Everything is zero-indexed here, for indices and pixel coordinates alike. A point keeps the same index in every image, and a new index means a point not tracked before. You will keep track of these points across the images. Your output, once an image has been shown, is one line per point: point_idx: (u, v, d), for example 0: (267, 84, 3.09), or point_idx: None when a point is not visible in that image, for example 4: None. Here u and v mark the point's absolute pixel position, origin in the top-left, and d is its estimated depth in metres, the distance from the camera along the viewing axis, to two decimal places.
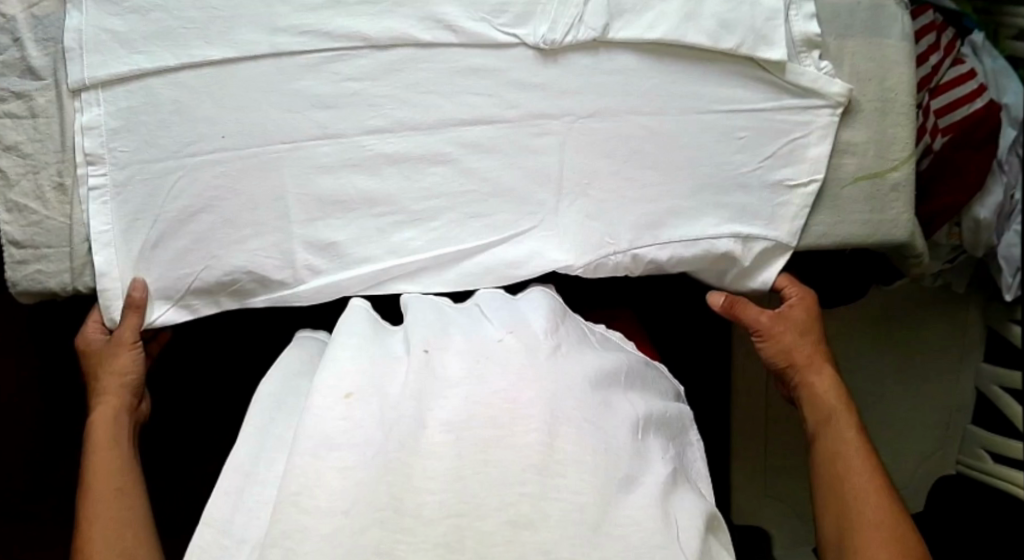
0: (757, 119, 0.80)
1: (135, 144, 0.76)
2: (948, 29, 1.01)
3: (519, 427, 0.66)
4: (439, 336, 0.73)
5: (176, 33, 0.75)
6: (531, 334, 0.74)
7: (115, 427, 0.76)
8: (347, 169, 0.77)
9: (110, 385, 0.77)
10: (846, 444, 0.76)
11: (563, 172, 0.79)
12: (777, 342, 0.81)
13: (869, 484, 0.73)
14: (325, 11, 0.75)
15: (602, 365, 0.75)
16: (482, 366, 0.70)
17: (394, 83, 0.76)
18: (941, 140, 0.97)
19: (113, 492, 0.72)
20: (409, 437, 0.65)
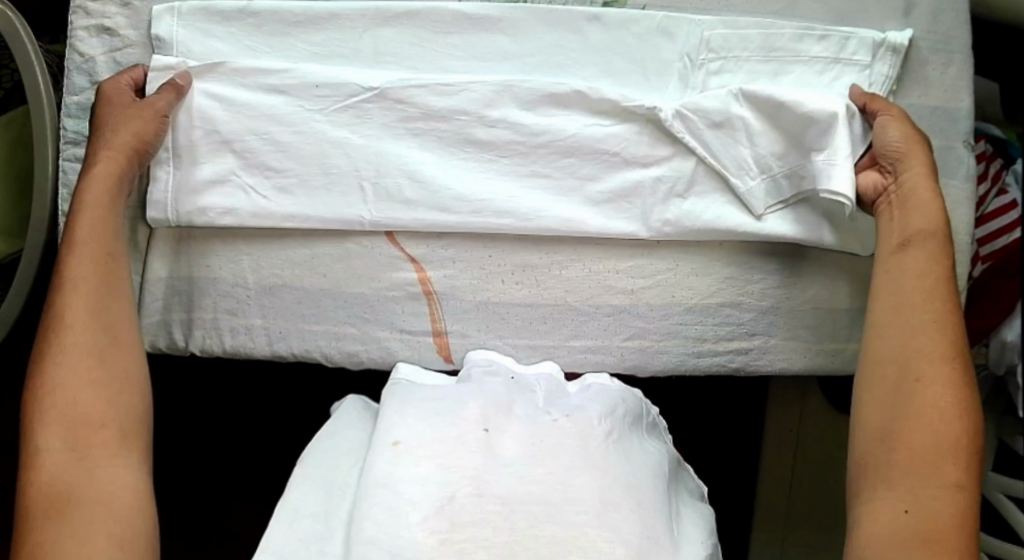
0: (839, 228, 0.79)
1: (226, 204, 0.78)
2: (996, 159, 1.05)
3: (565, 506, 0.60)
4: (500, 418, 0.66)
5: (272, 103, 0.78)
6: (587, 418, 0.67)
7: (107, 218, 0.73)
8: (434, 258, 0.78)
9: (117, 141, 0.74)
10: (935, 283, 0.71)
11: (631, 279, 0.79)
12: (898, 121, 0.76)
13: (941, 347, 0.68)
14: (426, 101, 0.77)
15: (656, 466, 0.68)
16: (539, 449, 0.63)
17: (483, 176, 0.77)
18: (981, 267, 1.03)
19: (94, 281, 0.70)
20: (459, 504, 0.60)
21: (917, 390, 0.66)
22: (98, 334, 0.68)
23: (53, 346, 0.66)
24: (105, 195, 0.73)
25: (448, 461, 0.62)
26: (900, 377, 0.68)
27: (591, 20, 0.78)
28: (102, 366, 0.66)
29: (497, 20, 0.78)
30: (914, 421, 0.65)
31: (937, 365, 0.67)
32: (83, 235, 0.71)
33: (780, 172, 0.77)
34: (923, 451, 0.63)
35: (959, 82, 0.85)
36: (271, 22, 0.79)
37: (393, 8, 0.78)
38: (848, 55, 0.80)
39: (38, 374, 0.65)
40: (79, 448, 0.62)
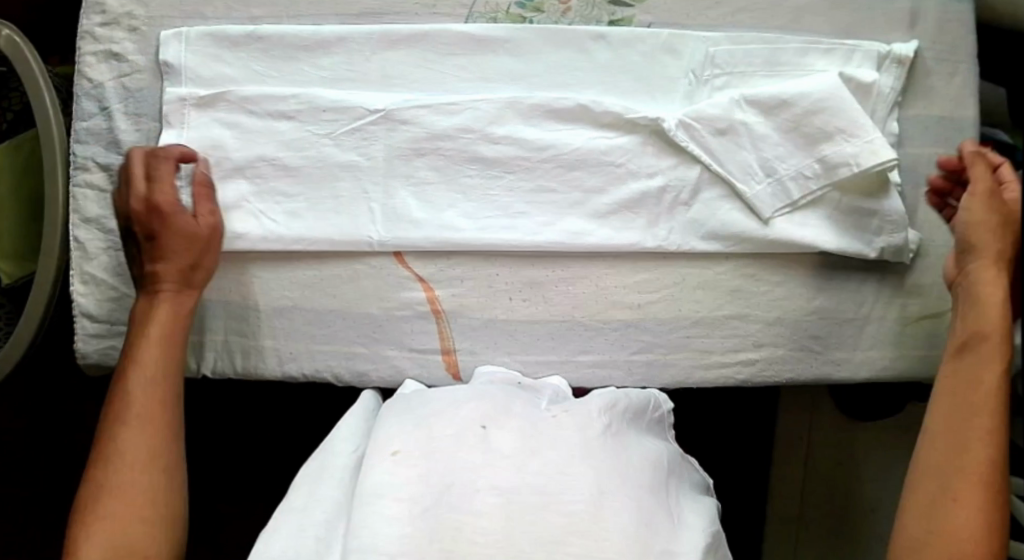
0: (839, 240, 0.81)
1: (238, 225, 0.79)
2: None
3: (564, 492, 0.61)
4: (500, 413, 0.66)
5: (281, 125, 0.79)
6: (584, 411, 0.68)
7: (167, 354, 0.73)
8: (441, 277, 0.78)
9: (179, 256, 0.74)
10: (990, 399, 0.69)
11: (639, 294, 0.79)
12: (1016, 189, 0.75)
13: (986, 470, 0.66)
14: (433, 120, 0.77)
15: (654, 456, 0.69)
16: (542, 438, 0.64)
17: (490, 194, 0.77)
18: None
19: (162, 419, 0.70)
20: (459, 498, 0.60)
21: (950, 514, 0.65)
22: (161, 471, 0.68)
23: (112, 475, 0.66)
24: (174, 333, 0.74)
25: (446, 456, 0.63)
26: (940, 493, 0.67)
27: (596, 40, 0.78)
28: (160, 508, 0.66)
29: (503, 41, 0.78)
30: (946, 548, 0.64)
31: (976, 489, 0.65)
32: (157, 370, 0.72)
33: (787, 178, 0.79)
34: None
35: (962, 91, 0.85)
36: (278, 46, 0.80)
37: (399, 30, 0.78)
38: (852, 68, 0.81)
39: (88, 506, 0.64)
40: None
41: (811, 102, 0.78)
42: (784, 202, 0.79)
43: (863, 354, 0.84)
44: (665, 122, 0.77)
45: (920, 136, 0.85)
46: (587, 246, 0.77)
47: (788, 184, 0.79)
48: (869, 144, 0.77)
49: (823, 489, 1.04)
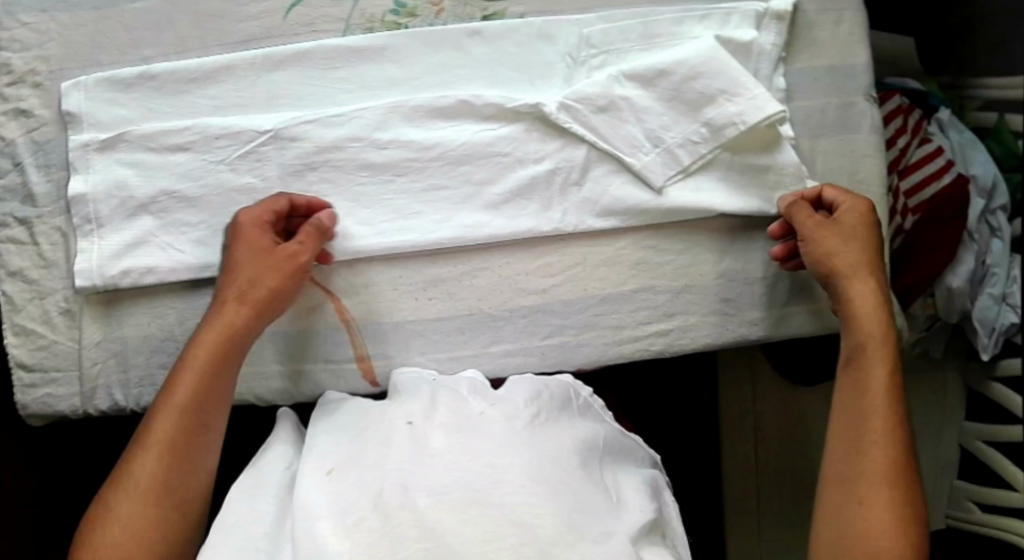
0: (738, 201, 0.82)
1: (152, 260, 0.82)
2: (915, 110, 1.06)
3: (495, 485, 0.61)
4: (425, 410, 0.69)
5: (179, 157, 0.81)
6: (510, 403, 0.71)
7: (213, 386, 0.71)
8: (348, 286, 0.80)
9: (245, 295, 0.74)
10: (880, 399, 0.71)
11: (543, 279, 0.81)
12: (863, 209, 0.78)
13: (889, 462, 0.68)
14: (320, 134, 0.78)
15: (584, 437, 0.71)
16: (469, 429, 0.66)
17: (385, 199, 0.79)
18: (911, 220, 1.04)
19: (176, 456, 0.68)
20: (392, 501, 0.60)
21: (863, 508, 0.66)
22: (163, 511, 0.66)
23: (114, 507, 0.65)
24: (219, 365, 0.71)
25: (380, 456, 0.64)
26: (848, 491, 0.68)
27: (472, 35, 0.79)
28: (155, 550, 0.65)
29: (381, 49, 0.78)
30: (858, 540, 0.65)
31: (882, 481, 0.67)
32: (183, 401, 0.69)
33: (674, 147, 0.80)
34: None
35: (851, 37, 0.86)
36: (168, 81, 0.81)
37: (282, 51, 0.79)
38: (731, 30, 0.82)
39: (87, 532, 0.64)
40: None
41: (690, 68, 0.79)
42: (671, 172, 0.80)
43: (779, 310, 0.85)
44: (547, 107, 0.78)
45: (811, 88, 0.85)
46: (486, 237, 0.79)
47: (676, 152, 0.80)
48: (753, 100, 0.78)
49: (775, 456, 1.08)
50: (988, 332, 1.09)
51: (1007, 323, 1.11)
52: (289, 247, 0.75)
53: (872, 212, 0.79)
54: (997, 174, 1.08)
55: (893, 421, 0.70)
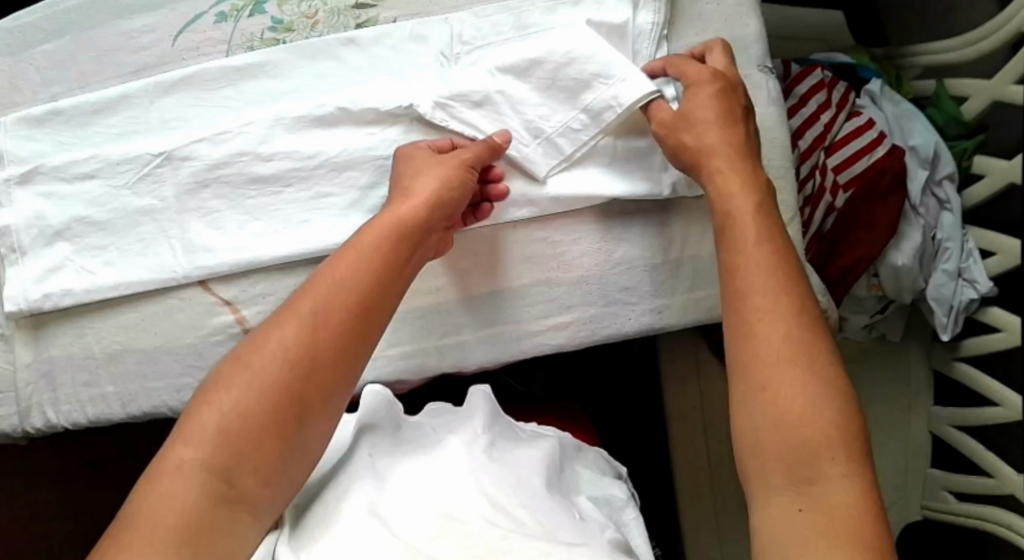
0: (627, 184, 0.81)
1: (69, 284, 0.84)
2: (841, 83, 1.04)
3: (473, 509, 0.61)
4: (387, 445, 0.70)
5: (87, 184, 0.85)
6: (469, 430, 0.72)
7: (374, 270, 0.69)
8: (248, 297, 0.82)
9: (427, 188, 0.74)
10: (763, 276, 0.66)
11: (438, 278, 0.82)
12: (704, 88, 0.77)
13: (793, 336, 0.62)
14: (211, 151, 0.82)
15: (538, 458, 0.71)
16: (421, 454, 0.68)
17: (273, 209, 0.82)
18: (843, 197, 1.00)
19: (328, 329, 0.64)
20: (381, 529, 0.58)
21: (781, 391, 0.60)
22: (302, 384, 0.61)
23: (244, 368, 0.61)
24: (382, 251, 0.70)
25: (337, 483, 0.65)
26: (759, 378, 0.61)
27: (347, 44, 0.82)
28: (280, 429, 0.60)
29: (261, 65, 0.82)
30: (785, 425, 0.59)
31: (790, 358, 0.61)
32: (344, 276, 0.67)
33: (556, 137, 0.80)
34: (799, 455, 0.57)
35: (741, 8, 0.85)
36: (74, 115, 0.85)
37: (170, 77, 0.83)
38: (605, 14, 0.82)
39: (206, 394, 0.60)
40: (230, 501, 0.57)
41: (562, 56, 0.80)
42: (553, 160, 0.81)
43: (683, 296, 0.83)
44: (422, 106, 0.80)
45: None
46: None
47: (555, 141, 0.80)
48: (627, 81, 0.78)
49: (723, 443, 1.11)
50: (944, 310, 1.05)
51: (966, 300, 1.04)
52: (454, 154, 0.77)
53: (730, 90, 0.77)
54: (939, 142, 1.03)
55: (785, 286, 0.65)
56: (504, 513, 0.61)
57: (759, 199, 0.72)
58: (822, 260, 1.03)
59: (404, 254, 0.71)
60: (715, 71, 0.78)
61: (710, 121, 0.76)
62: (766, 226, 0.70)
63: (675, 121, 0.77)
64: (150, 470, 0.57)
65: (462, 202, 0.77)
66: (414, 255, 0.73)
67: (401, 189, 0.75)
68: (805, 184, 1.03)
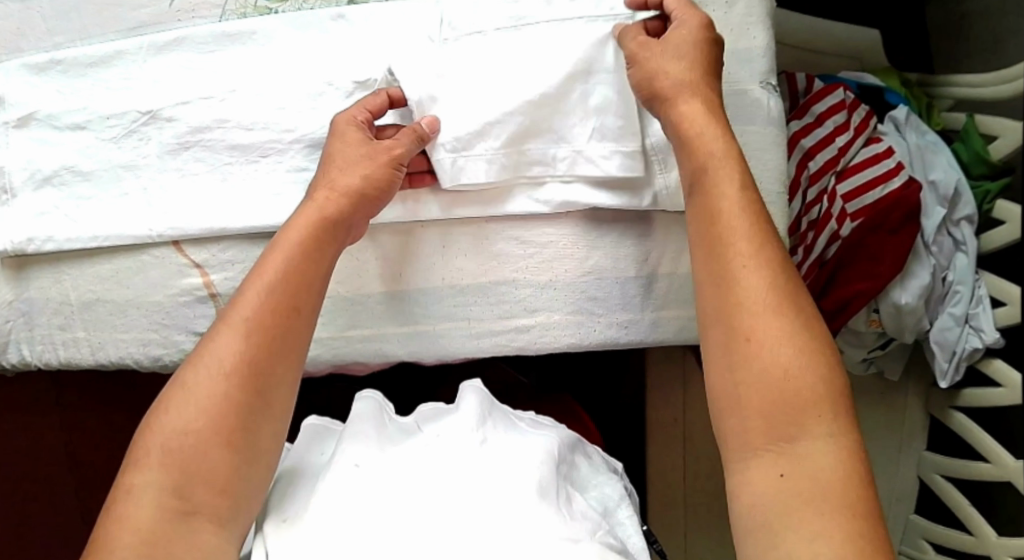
0: (613, 192, 0.79)
1: (51, 231, 0.84)
2: (862, 106, 0.99)
3: (474, 509, 0.59)
4: (372, 451, 0.66)
5: (74, 132, 0.85)
6: (465, 419, 0.69)
7: (305, 262, 0.71)
8: (218, 261, 0.83)
9: (348, 182, 0.74)
10: (754, 262, 0.63)
11: (404, 266, 0.81)
12: (694, 23, 0.75)
13: (768, 287, 0.62)
14: (198, 114, 0.83)
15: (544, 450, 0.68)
16: (409, 465, 0.64)
17: (249, 177, 0.82)
18: (850, 225, 0.95)
19: (266, 336, 0.66)
20: (390, 539, 0.58)
21: (758, 355, 0.60)
22: (246, 392, 0.63)
23: (190, 386, 0.63)
24: (311, 241, 0.71)
25: (321, 502, 0.61)
26: (733, 339, 0.62)
27: (336, 20, 0.82)
28: (227, 438, 0.62)
29: (251, 33, 0.83)
30: (763, 381, 0.59)
31: (764, 312, 0.61)
32: (276, 275, 0.69)
33: (526, 149, 0.79)
34: (778, 406, 0.58)
35: (747, 18, 0.82)
36: (74, 65, 0.85)
37: (165, 37, 0.84)
38: (605, 11, 0.79)
39: (161, 408, 0.63)
40: (187, 511, 0.59)
41: (554, 52, 0.79)
42: (526, 161, 0.79)
43: (652, 313, 0.81)
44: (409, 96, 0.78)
45: None
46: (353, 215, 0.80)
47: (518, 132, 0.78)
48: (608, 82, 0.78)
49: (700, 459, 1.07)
50: (947, 354, 0.99)
51: (969, 348, 0.98)
52: (385, 143, 0.76)
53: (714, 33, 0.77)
54: (961, 179, 0.98)
55: (755, 213, 0.66)
56: (493, 542, 0.57)
57: (733, 144, 0.70)
58: (818, 290, 0.97)
59: (331, 252, 0.73)
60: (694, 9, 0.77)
61: (685, 49, 0.74)
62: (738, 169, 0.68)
63: (653, 44, 0.75)
64: (111, 508, 0.59)
65: (394, 192, 0.77)
66: (332, 253, 0.73)
67: (314, 183, 0.76)
68: (811, 209, 0.98)
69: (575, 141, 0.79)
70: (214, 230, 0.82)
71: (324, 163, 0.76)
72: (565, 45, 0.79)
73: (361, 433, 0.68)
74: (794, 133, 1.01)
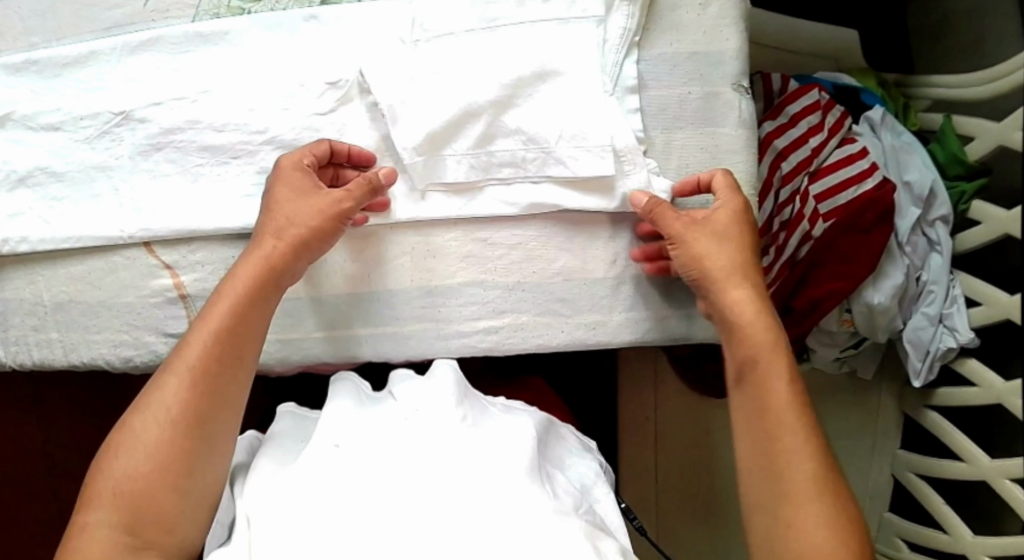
0: (581, 195, 0.80)
1: (26, 232, 0.84)
2: (837, 107, 0.99)
3: (453, 479, 0.62)
4: (349, 431, 0.68)
5: (45, 132, 0.85)
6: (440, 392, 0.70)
7: (249, 308, 0.71)
8: (190, 262, 0.83)
9: (290, 230, 0.74)
10: (773, 363, 0.68)
11: (374, 266, 0.82)
12: (745, 216, 0.75)
13: (798, 428, 0.65)
14: (169, 115, 0.83)
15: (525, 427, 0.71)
16: (387, 441, 0.65)
17: (221, 179, 0.83)
18: (823, 226, 0.95)
19: (209, 384, 0.67)
20: (368, 509, 0.60)
21: (796, 496, 0.63)
22: (192, 438, 0.65)
23: (136, 433, 0.65)
24: (259, 287, 0.72)
25: (298, 475, 0.63)
26: (770, 481, 0.65)
27: (308, 21, 0.83)
28: (173, 482, 0.64)
29: (223, 33, 0.83)
30: (777, 470, 0.65)
31: (798, 450, 0.65)
32: (223, 323, 0.70)
33: (495, 152, 0.79)
34: (788, 494, 0.64)
35: (721, 21, 0.81)
36: (48, 65, 0.85)
37: (138, 38, 0.84)
38: (578, 12, 0.79)
39: (111, 449, 0.65)
40: (140, 547, 0.63)
41: (525, 56, 0.79)
42: (498, 164, 0.80)
43: (621, 315, 0.82)
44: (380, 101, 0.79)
45: (667, 77, 0.82)
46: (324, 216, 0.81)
47: (488, 136, 0.79)
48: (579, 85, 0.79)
49: (676, 459, 1.08)
50: (920, 353, 1.00)
51: (943, 347, 0.98)
52: (331, 192, 0.75)
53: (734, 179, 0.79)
54: (936, 180, 0.98)
55: (769, 317, 0.70)
56: (470, 517, 0.59)
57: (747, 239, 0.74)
58: (788, 290, 0.98)
59: (276, 294, 0.74)
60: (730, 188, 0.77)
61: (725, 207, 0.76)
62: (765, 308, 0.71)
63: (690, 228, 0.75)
64: (68, 545, 0.62)
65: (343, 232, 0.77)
66: (276, 294, 0.74)
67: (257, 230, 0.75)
68: (783, 209, 0.98)
69: (546, 143, 0.79)
70: (186, 231, 0.82)
71: (266, 210, 0.75)
72: (537, 49, 0.79)
73: (341, 412, 0.70)
74: (767, 133, 1.01)
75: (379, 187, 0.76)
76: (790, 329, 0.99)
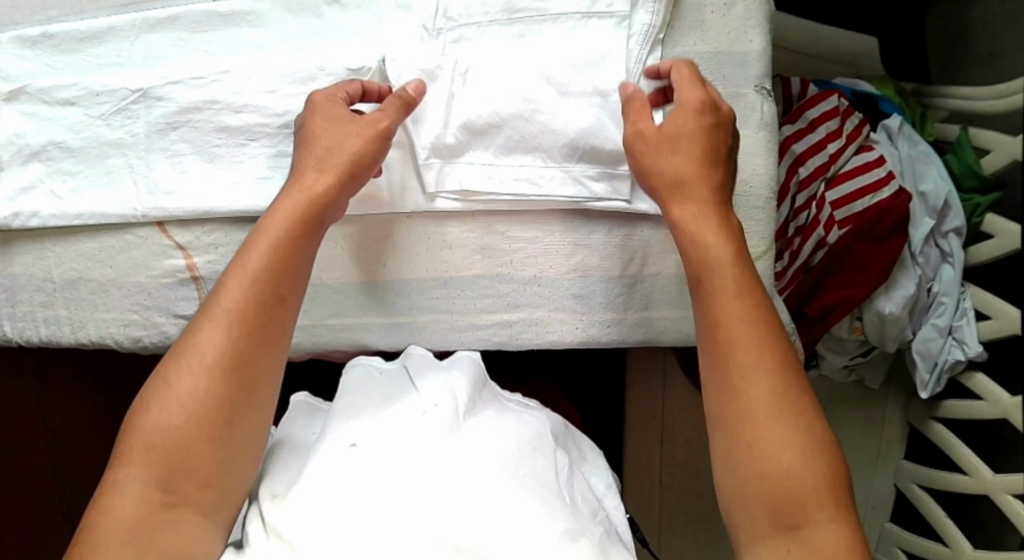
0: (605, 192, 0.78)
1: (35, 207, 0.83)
2: (856, 114, 0.99)
3: (478, 475, 0.62)
4: (365, 428, 0.66)
5: (59, 107, 0.84)
6: (455, 389, 0.70)
7: (285, 243, 0.70)
8: (203, 244, 0.82)
9: (333, 163, 0.73)
10: (730, 287, 0.66)
11: (389, 255, 0.81)
12: (691, 112, 0.72)
13: (756, 345, 0.63)
14: (186, 95, 0.82)
15: (539, 427, 0.70)
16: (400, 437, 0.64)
17: (237, 161, 0.82)
18: (838, 232, 0.95)
19: (247, 326, 0.66)
20: (386, 509, 0.59)
21: (755, 426, 0.61)
22: (230, 386, 0.65)
23: (170, 381, 0.64)
24: (295, 221, 0.71)
25: (312, 475, 0.62)
26: (730, 401, 0.63)
27: (331, 4, 0.82)
28: (212, 434, 0.63)
29: (245, 14, 0.83)
30: (742, 397, 0.62)
31: (757, 370, 0.63)
32: (259, 267, 0.69)
33: (518, 148, 0.79)
34: (757, 420, 0.61)
35: (746, 21, 0.81)
36: (66, 40, 0.84)
37: (158, 15, 0.83)
38: (602, 7, 0.79)
39: (146, 400, 0.64)
40: (173, 498, 0.62)
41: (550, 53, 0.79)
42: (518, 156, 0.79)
43: (636, 313, 0.81)
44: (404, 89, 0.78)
45: None
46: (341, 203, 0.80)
47: (510, 130, 0.78)
48: (604, 80, 0.78)
49: (681, 457, 1.09)
50: (929, 365, 1.00)
51: (952, 359, 0.98)
52: (369, 115, 0.74)
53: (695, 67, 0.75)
54: (951, 193, 0.98)
55: (736, 250, 0.69)
56: (487, 516, 0.59)
57: (706, 146, 0.72)
58: (801, 295, 0.98)
59: (315, 234, 0.72)
60: (695, 85, 0.74)
61: (689, 113, 0.73)
62: (738, 263, 0.68)
63: (652, 136, 0.73)
64: (96, 504, 0.61)
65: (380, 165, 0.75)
66: (317, 234, 0.73)
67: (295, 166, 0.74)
68: (799, 215, 0.99)
69: (568, 142, 0.78)
70: (201, 213, 0.81)
71: (305, 141, 0.75)
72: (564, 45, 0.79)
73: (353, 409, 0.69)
74: (785, 138, 1.01)
75: (411, 96, 0.75)
76: (802, 336, 0.99)
